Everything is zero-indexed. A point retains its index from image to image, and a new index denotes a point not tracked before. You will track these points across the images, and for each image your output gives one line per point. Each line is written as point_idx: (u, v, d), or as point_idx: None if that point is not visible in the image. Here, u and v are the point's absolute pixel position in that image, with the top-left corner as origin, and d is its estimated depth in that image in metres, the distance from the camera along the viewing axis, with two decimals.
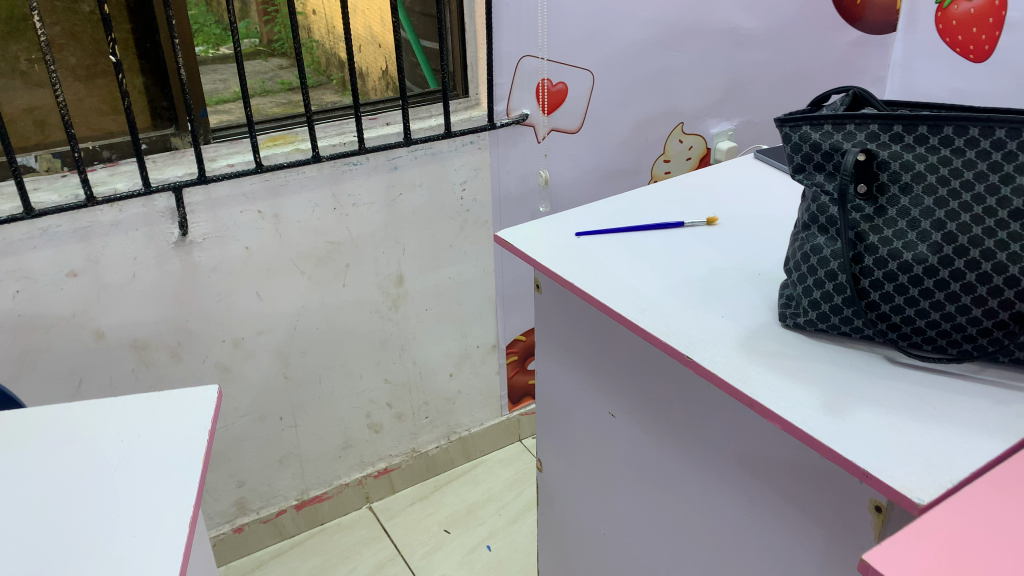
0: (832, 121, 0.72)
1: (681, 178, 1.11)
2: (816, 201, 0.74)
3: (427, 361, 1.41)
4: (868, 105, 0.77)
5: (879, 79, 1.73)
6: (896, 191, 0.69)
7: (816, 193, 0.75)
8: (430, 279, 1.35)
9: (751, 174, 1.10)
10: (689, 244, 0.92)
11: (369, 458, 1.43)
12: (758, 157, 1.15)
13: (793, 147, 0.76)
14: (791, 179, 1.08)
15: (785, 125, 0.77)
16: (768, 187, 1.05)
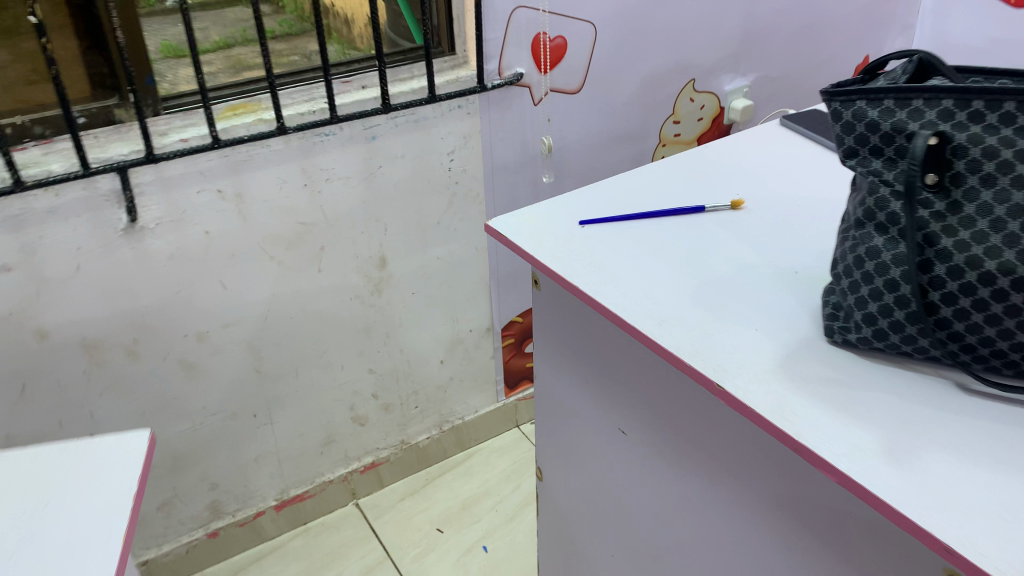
0: (894, 96, 0.58)
1: (696, 151, 0.97)
2: (873, 194, 0.61)
3: (415, 348, 1.30)
4: (934, 72, 0.63)
5: (907, 28, 1.58)
6: (976, 184, 0.55)
7: (871, 184, 0.62)
8: (416, 260, 1.23)
9: (777, 146, 0.96)
10: (713, 235, 0.79)
11: (354, 453, 1.32)
12: (784, 124, 1.01)
13: (844, 126, 0.62)
14: (822, 151, 0.94)
15: (833, 99, 0.63)
16: (798, 162, 0.92)
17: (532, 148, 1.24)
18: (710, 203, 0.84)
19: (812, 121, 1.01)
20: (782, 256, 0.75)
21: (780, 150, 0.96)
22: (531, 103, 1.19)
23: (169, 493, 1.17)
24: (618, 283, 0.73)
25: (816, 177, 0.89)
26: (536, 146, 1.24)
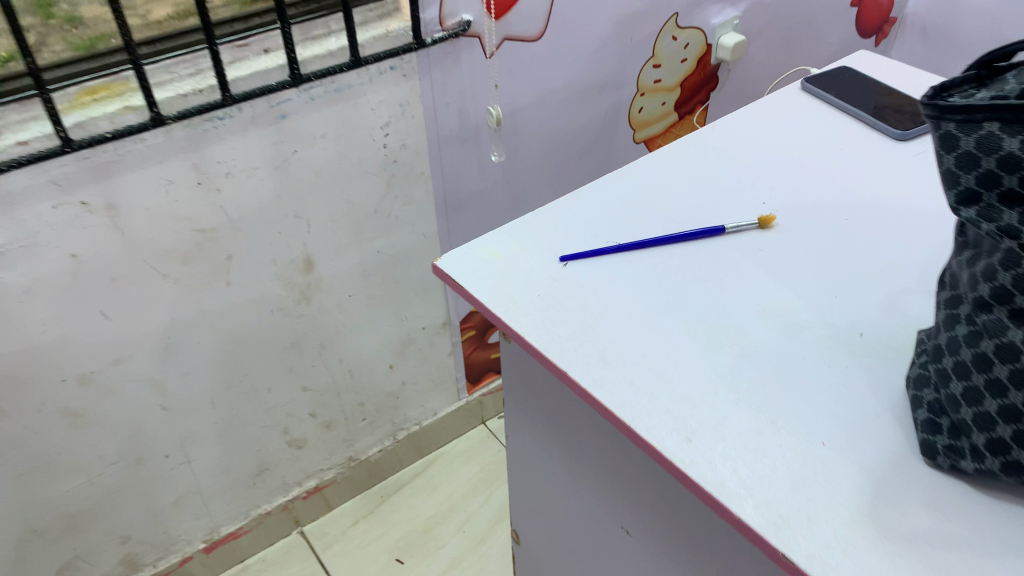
0: None
1: (699, 133, 0.75)
2: (1007, 264, 0.40)
3: (357, 357, 1.09)
4: None
5: None
6: None
7: (1003, 246, 0.41)
8: (351, 257, 1.00)
9: (801, 122, 0.75)
10: (742, 276, 0.58)
11: (293, 478, 1.13)
12: (806, 87, 0.80)
13: (959, 158, 0.41)
14: (862, 130, 0.73)
15: (943, 117, 0.42)
16: (834, 149, 0.71)
17: (473, 121, 0.99)
18: (732, 222, 0.63)
19: (844, 82, 0.79)
20: (839, 307, 0.56)
21: (807, 128, 0.74)
22: (483, 56, 0.94)
23: (70, 555, 0.98)
24: (624, 365, 0.52)
25: (859, 172, 0.68)
26: (481, 117, 1.00)
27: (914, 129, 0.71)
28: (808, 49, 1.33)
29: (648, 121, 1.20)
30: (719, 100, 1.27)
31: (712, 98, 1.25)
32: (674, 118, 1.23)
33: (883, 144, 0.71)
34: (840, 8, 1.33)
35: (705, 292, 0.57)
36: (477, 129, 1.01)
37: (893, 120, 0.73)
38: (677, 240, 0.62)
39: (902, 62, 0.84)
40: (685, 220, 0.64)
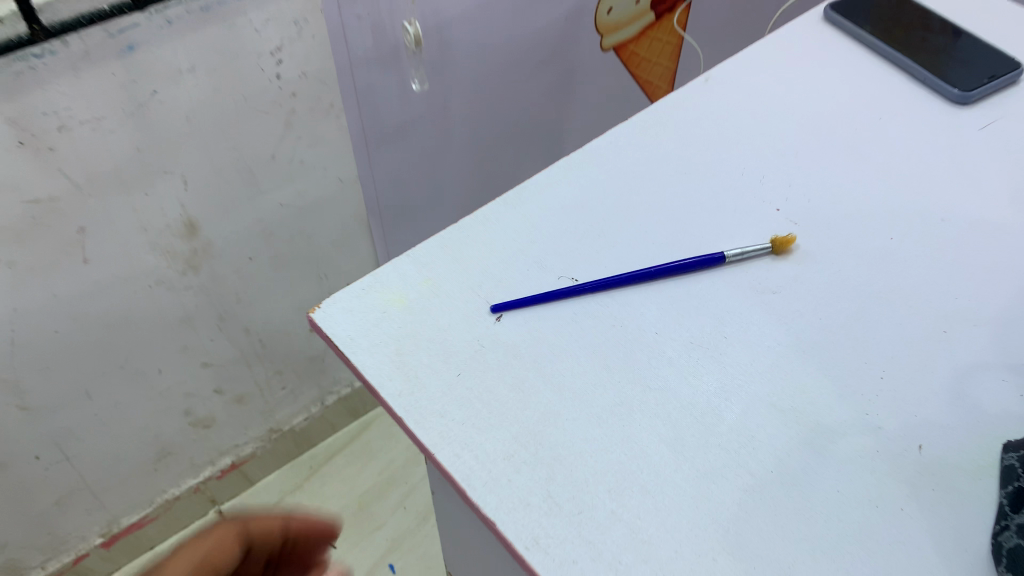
0: None
1: (686, 89, 0.56)
2: None
3: (268, 325, 0.92)
4: None
5: None
6: None
7: None
8: (246, 213, 0.81)
9: (821, 74, 0.55)
10: (748, 344, 0.41)
11: (203, 458, 0.98)
12: (828, 18, 0.60)
13: None
14: (903, 84, 0.54)
15: None
16: (867, 120, 0.52)
17: (390, 38, 0.75)
18: (734, 247, 0.45)
19: (877, 7, 0.59)
20: (887, 409, 0.39)
21: (828, 81, 0.55)
22: None
23: None
24: (580, 517, 0.35)
25: (900, 157, 0.50)
26: (395, 37, 0.76)
27: (976, 88, 0.52)
28: None
29: (618, 23, 0.96)
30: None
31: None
32: (652, 20, 0.99)
33: (934, 111, 0.52)
34: None
35: (698, 372, 0.40)
36: (394, 52, 0.77)
37: (947, 70, 0.54)
38: (661, 274, 0.44)
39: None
40: (666, 245, 0.46)
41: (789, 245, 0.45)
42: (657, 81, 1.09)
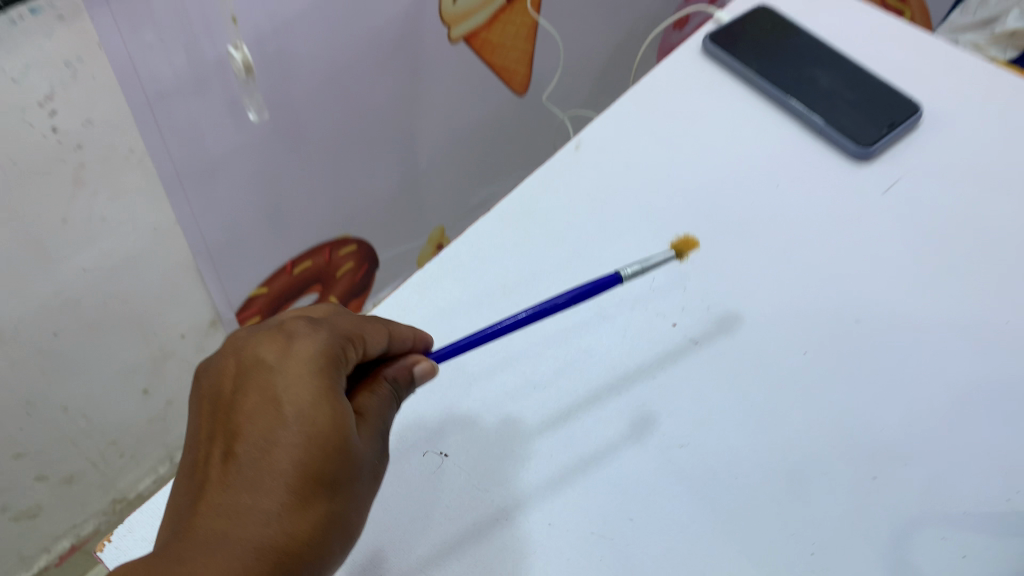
0: None
1: (556, 159, 0.47)
2: None
3: (93, 399, 0.69)
4: None
5: None
6: None
7: None
8: (34, 292, 0.54)
9: (704, 131, 0.48)
10: (658, 523, 0.34)
11: (34, 549, 0.79)
12: (710, 50, 0.52)
13: None
14: (800, 135, 0.48)
15: None
16: (769, 193, 0.45)
17: (206, 64, 0.50)
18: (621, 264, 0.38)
19: (751, 35, 0.52)
20: None
21: (708, 134, 0.48)
22: None
23: None
24: None
25: (802, 235, 0.44)
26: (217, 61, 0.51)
27: (877, 141, 0.46)
28: None
29: (468, 13, 0.70)
30: None
31: None
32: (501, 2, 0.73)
33: (833, 170, 0.46)
34: None
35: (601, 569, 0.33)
36: (211, 76, 0.51)
37: (846, 116, 0.47)
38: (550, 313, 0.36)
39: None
40: (559, 397, 0.38)
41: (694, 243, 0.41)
42: None
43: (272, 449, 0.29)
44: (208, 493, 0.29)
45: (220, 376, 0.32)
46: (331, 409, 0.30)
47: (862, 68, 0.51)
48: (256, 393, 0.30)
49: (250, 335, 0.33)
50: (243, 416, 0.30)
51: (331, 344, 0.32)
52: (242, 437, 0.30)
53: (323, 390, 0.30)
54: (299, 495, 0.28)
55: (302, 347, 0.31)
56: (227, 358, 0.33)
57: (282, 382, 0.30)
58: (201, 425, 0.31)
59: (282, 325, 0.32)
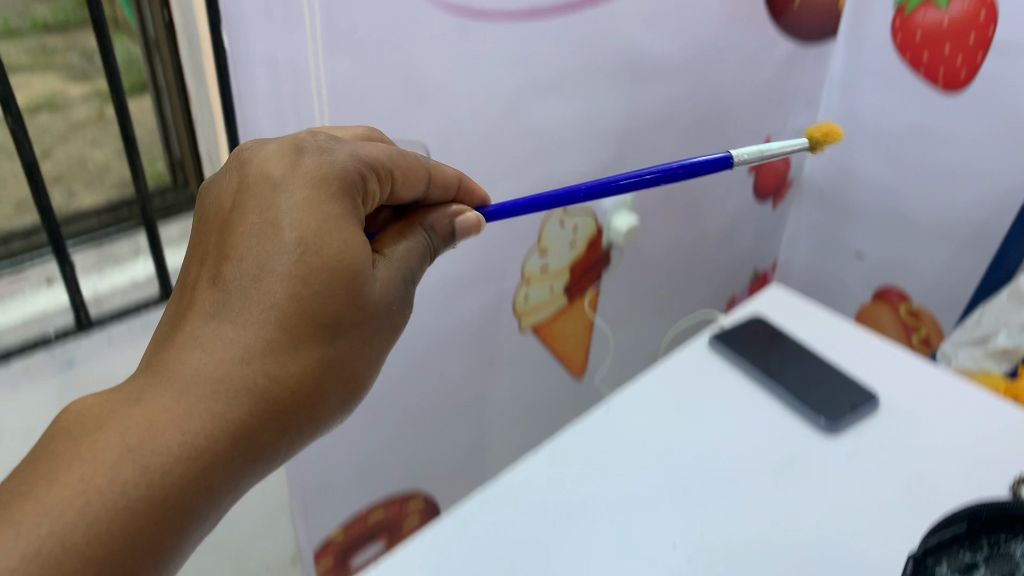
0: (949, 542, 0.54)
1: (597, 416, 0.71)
2: None
3: None
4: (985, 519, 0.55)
5: (810, 102, 1.35)
6: None
7: None
8: None
9: (704, 400, 0.72)
10: None
11: None
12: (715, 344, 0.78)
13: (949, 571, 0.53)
14: (779, 409, 0.71)
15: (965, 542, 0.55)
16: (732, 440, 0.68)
17: None
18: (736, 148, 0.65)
19: (752, 339, 0.78)
20: None
21: (721, 413, 0.71)
22: None
23: None
24: None
25: (750, 474, 0.65)
26: None
27: (841, 418, 0.68)
28: (703, 220, 1.28)
29: (535, 307, 1.08)
30: (612, 281, 1.17)
31: (602, 280, 1.15)
32: (564, 302, 1.12)
33: (806, 436, 0.68)
34: (737, 172, 1.28)
35: None
36: None
37: (811, 398, 0.71)
38: (682, 177, 0.63)
39: (814, 303, 0.85)
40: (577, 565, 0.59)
41: (833, 132, 0.68)
42: (574, 352, 1.20)
43: (268, 272, 0.45)
44: (210, 308, 0.45)
45: (228, 205, 0.49)
46: (322, 241, 0.47)
47: (843, 369, 0.75)
48: (254, 220, 0.47)
49: (262, 159, 0.50)
50: (245, 239, 0.47)
51: (328, 179, 0.49)
52: (238, 257, 0.46)
53: (311, 225, 0.47)
54: (287, 317, 0.45)
55: (300, 186, 0.48)
56: (237, 183, 0.50)
57: (283, 209, 0.47)
58: (211, 243, 0.48)
59: (290, 160, 0.49)
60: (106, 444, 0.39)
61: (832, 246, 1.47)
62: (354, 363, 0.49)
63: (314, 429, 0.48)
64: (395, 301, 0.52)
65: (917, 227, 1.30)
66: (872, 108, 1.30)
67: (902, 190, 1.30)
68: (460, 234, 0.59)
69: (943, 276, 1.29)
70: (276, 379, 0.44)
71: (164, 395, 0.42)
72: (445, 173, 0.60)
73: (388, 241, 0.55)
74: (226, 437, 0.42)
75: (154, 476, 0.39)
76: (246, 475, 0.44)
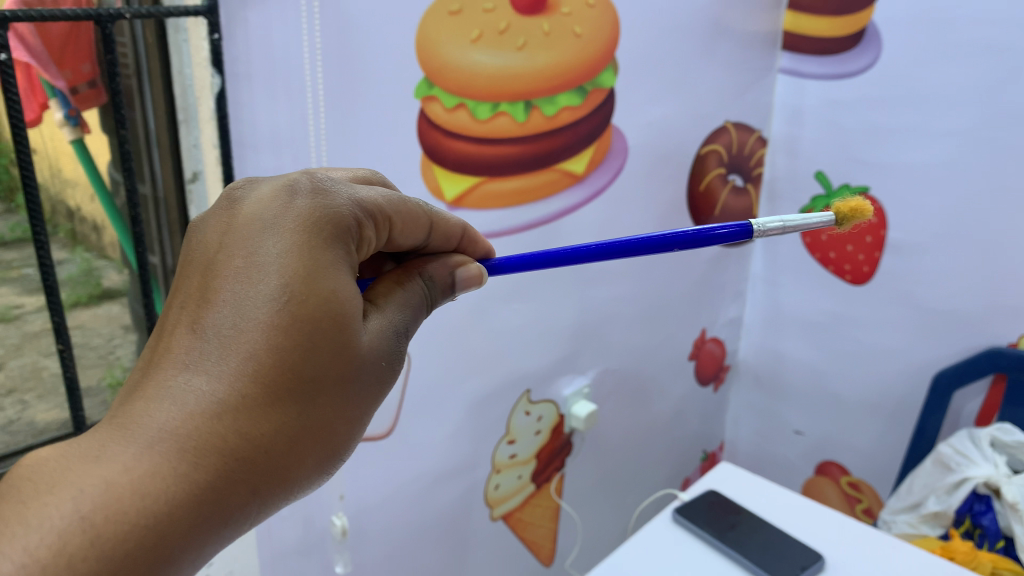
0: None
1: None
2: None
3: None
4: None
5: (737, 294, 1.52)
6: None
7: None
8: None
9: (670, 566, 0.78)
10: None
11: None
12: (675, 516, 0.85)
13: None
14: (738, 571, 0.77)
15: None
16: None
17: (317, 526, 0.90)
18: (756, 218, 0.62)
19: (706, 511, 0.85)
20: None
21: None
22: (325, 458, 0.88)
23: None
24: None
25: None
26: (322, 526, 0.92)
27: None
28: (652, 405, 1.38)
29: (504, 496, 1.15)
30: (574, 467, 1.25)
31: (566, 465, 1.23)
32: (532, 489, 1.19)
33: None
34: (679, 359, 1.41)
35: None
36: (319, 537, 0.92)
37: (766, 560, 0.77)
38: (702, 243, 0.59)
39: (758, 477, 0.94)
40: None
41: (861, 208, 0.66)
42: (542, 540, 1.25)
43: (251, 325, 0.43)
44: (187, 353, 0.43)
45: (214, 244, 0.47)
46: (306, 292, 0.45)
47: (790, 534, 0.83)
48: (241, 265, 0.45)
49: (252, 205, 0.48)
50: (229, 283, 0.45)
51: (319, 224, 0.47)
52: (219, 304, 0.44)
53: (294, 274, 0.45)
54: (265, 370, 0.43)
55: (287, 234, 0.46)
56: (224, 227, 0.48)
57: (269, 258, 0.45)
58: (197, 279, 0.46)
59: (285, 202, 0.48)
60: (57, 509, 0.37)
61: (771, 425, 1.58)
62: (337, 421, 0.46)
63: (291, 491, 0.44)
64: (387, 356, 0.49)
65: (845, 403, 1.43)
66: (792, 299, 1.47)
67: (827, 370, 1.44)
68: (460, 286, 0.56)
69: (875, 448, 1.40)
70: (247, 437, 0.42)
71: (123, 451, 0.39)
72: (448, 223, 0.57)
73: (383, 289, 0.52)
74: (187, 501, 0.39)
75: (107, 543, 0.37)
76: (210, 541, 0.40)
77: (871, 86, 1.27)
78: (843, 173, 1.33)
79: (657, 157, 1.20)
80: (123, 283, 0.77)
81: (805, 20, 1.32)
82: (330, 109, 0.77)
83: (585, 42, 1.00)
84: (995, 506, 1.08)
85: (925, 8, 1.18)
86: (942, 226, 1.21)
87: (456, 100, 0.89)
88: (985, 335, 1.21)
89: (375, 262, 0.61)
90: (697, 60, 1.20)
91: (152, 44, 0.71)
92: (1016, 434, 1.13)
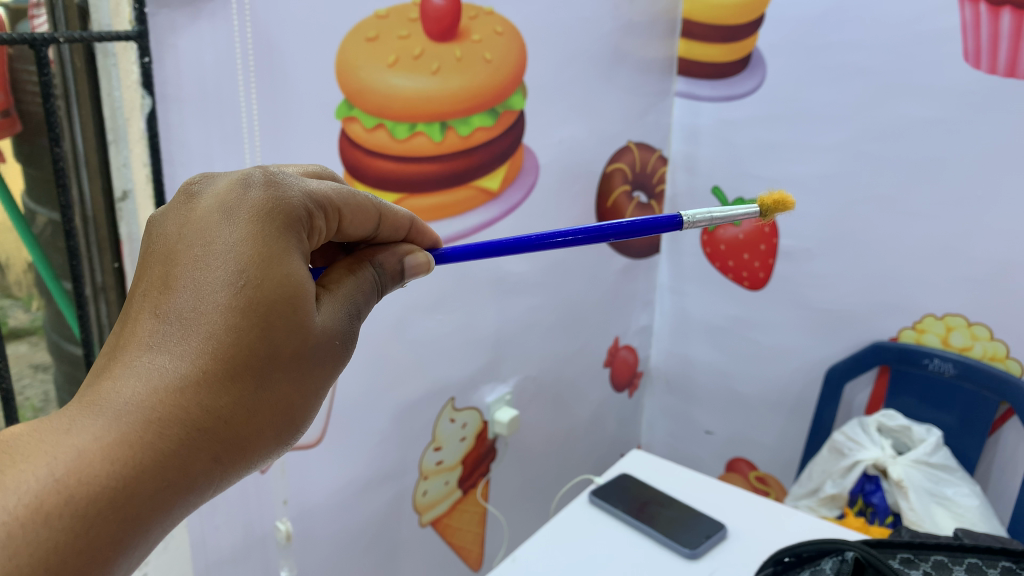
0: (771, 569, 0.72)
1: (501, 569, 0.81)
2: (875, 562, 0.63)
3: None
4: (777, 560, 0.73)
5: (647, 303, 1.61)
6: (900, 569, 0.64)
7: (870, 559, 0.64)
8: None
9: (593, 545, 0.85)
10: None
11: None
12: (594, 499, 0.92)
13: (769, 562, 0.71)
14: (653, 544, 0.85)
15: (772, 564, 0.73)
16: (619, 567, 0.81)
17: (258, 529, 0.94)
18: (684, 213, 0.66)
19: (621, 493, 0.93)
20: None
21: (608, 555, 0.83)
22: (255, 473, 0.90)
23: None
24: None
25: None
26: (267, 530, 0.96)
27: (700, 545, 0.83)
28: (572, 410, 1.45)
29: (433, 502, 1.19)
30: (498, 472, 1.31)
31: (491, 470, 1.29)
32: (458, 495, 1.24)
33: (678, 563, 0.81)
34: (595, 366, 1.49)
35: None
36: (248, 547, 0.94)
37: (681, 532, 0.85)
38: (637, 233, 0.63)
39: (671, 463, 1.03)
40: None
41: (784, 200, 0.70)
42: (470, 545, 1.30)
43: (213, 306, 0.43)
44: (150, 332, 0.42)
45: (174, 234, 0.46)
46: (261, 275, 0.45)
47: (697, 509, 0.91)
48: (201, 251, 0.45)
49: (208, 198, 0.48)
50: (190, 269, 0.44)
51: (272, 212, 0.47)
52: (179, 288, 0.44)
53: (251, 260, 0.45)
54: (225, 348, 0.43)
55: (243, 222, 0.46)
56: (181, 219, 0.47)
57: (227, 243, 0.45)
58: (157, 265, 0.45)
59: (241, 192, 0.48)
60: (30, 476, 0.36)
61: (683, 427, 1.67)
62: (292, 398, 0.46)
63: (248, 463, 0.44)
64: (340, 337, 0.49)
65: (750, 401, 1.53)
66: (698, 306, 1.57)
67: (732, 371, 1.54)
68: (410, 272, 0.57)
69: (779, 444, 1.50)
70: (209, 409, 0.41)
71: (91, 423, 0.38)
72: (397, 215, 0.58)
73: (335, 277, 0.53)
74: (155, 470, 0.39)
75: (79, 507, 0.36)
76: (177, 507, 0.40)
77: (758, 106, 1.38)
78: (737, 188, 1.44)
79: (566, 174, 1.28)
80: (31, 322, 0.77)
81: (696, 46, 1.43)
82: (260, 119, 0.82)
83: (495, 67, 1.07)
84: (883, 484, 1.18)
85: (804, 34, 1.30)
86: (827, 233, 1.33)
87: (376, 120, 0.95)
88: (868, 331, 1.32)
89: (328, 251, 0.62)
90: (599, 84, 1.29)
91: (81, 69, 0.74)
92: (899, 419, 1.24)
